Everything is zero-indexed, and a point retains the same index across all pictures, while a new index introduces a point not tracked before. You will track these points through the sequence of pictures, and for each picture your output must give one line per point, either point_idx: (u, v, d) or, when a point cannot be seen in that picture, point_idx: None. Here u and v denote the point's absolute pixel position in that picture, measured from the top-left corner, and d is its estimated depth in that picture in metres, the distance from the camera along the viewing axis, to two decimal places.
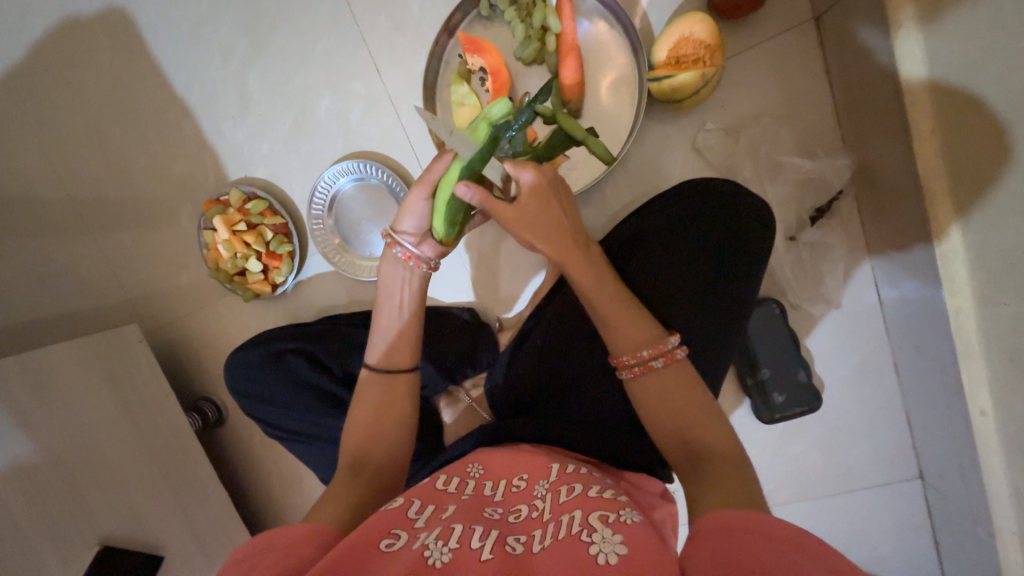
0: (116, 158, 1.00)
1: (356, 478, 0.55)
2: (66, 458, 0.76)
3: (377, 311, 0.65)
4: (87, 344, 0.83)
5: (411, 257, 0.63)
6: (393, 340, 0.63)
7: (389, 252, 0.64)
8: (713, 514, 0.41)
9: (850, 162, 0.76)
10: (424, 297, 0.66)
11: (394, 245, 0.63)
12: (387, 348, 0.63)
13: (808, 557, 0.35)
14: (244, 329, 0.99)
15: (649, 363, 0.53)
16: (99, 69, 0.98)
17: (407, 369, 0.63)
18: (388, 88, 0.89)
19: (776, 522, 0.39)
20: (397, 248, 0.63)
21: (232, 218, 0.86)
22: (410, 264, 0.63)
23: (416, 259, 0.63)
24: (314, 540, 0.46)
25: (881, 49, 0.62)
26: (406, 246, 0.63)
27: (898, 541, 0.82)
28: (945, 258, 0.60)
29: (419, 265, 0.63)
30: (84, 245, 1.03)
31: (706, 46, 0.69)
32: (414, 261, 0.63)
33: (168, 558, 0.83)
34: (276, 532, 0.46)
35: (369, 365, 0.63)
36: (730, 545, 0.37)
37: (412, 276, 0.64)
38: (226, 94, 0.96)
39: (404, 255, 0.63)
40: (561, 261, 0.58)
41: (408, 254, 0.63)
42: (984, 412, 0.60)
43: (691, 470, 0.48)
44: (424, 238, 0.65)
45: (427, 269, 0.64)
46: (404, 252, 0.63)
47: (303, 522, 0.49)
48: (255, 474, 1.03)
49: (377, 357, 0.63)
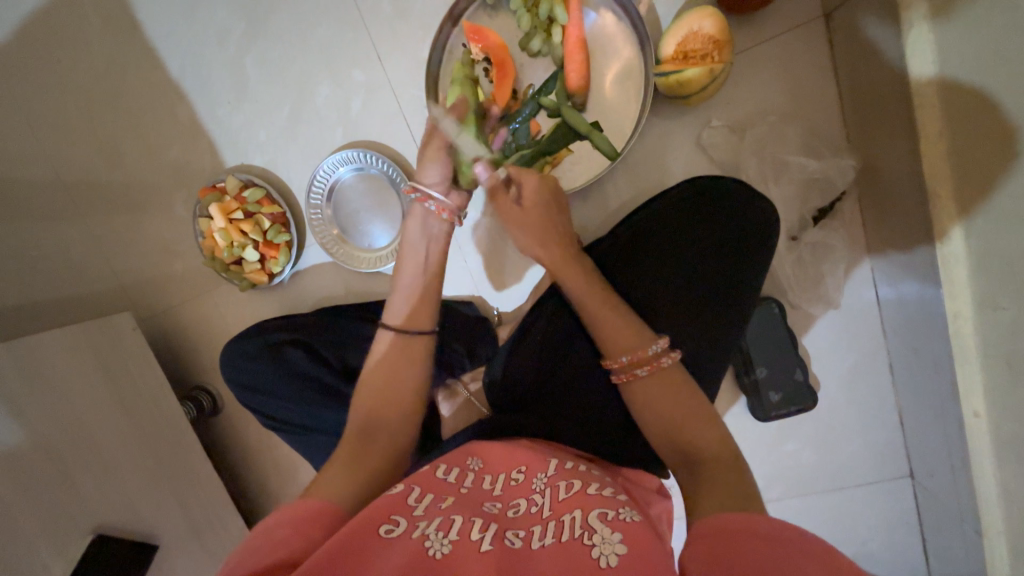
0: (109, 141, 0.98)
1: (359, 466, 0.54)
2: (58, 447, 0.75)
3: (400, 268, 0.66)
4: (80, 332, 0.81)
5: (443, 209, 0.65)
6: (417, 297, 0.64)
7: (416, 209, 0.65)
8: (709, 517, 0.42)
9: (855, 162, 0.75)
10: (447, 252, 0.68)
11: (423, 200, 0.65)
12: (412, 306, 0.64)
13: (809, 557, 0.35)
14: (241, 318, 0.98)
15: (634, 371, 0.54)
16: (91, 49, 0.95)
17: (428, 331, 0.63)
18: (390, 77, 0.87)
19: (769, 524, 0.39)
20: (428, 203, 0.65)
21: (229, 207, 0.85)
22: (443, 216, 0.65)
23: (448, 210, 0.65)
24: (321, 521, 0.46)
25: (891, 49, 0.61)
26: (437, 199, 0.65)
27: (886, 538, 0.84)
28: (945, 260, 0.59)
29: (450, 217, 0.65)
30: (76, 231, 1.01)
31: (715, 41, 0.68)
32: (446, 213, 0.65)
33: (163, 546, 0.83)
34: (283, 512, 0.46)
35: (391, 323, 0.63)
36: (727, 546, 0.38)
37: (443, 228, 0.66)
38: (222, 78, 0.94)
39: (436, 208, 0.65)
40: (555, 271, 0.62)
41: (440, 206, 0.65)
42: (977, 413, 0.60)
43: (690, 473, 0.48)
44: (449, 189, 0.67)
45: (455, 221, 0.67)
46: (435, 206, 0.65)
47: (309, 498, 0.49)
48: (251, 463, 1.03)
49: (400, 318, 0.63)
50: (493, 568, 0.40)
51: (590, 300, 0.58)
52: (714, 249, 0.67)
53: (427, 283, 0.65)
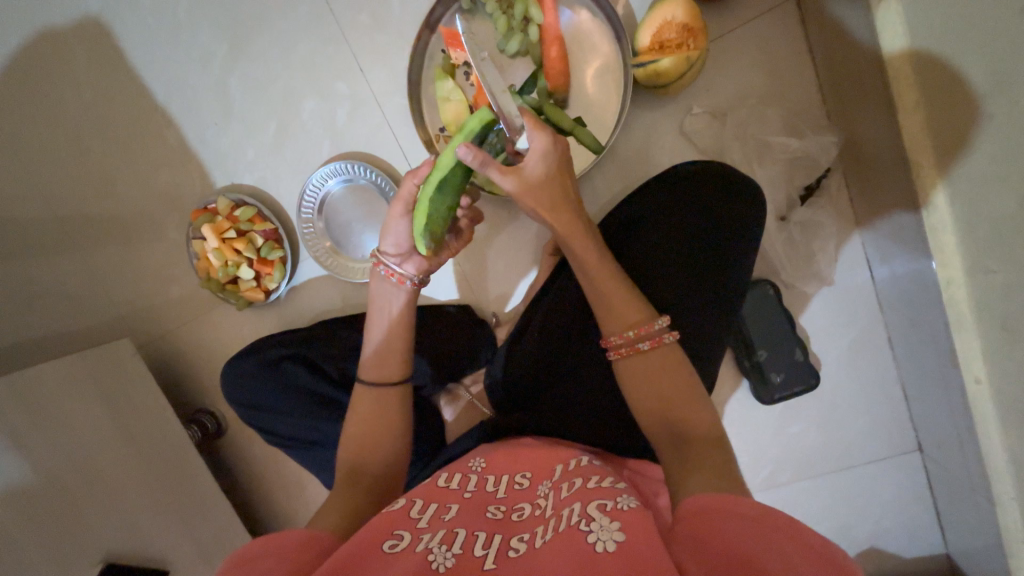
0: (99, 171, 0.99)
1: (353, 493, 0.55)
2: (63, 479, 0.74)
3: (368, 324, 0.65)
4: (80, 361, 0.81)
5: (395, 274, 0.63)
6: (383, 353, 0.63)
7: (374, 272, 0.65)
8: (692, 499, 0.41)
9: (836, 138, 0.76)
10: (414, 311, 0.66)
11: (378, 266, 0.64)
12: (375, 360, 0.63)
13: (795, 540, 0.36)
14: (239, 337, 0.98)
15: (636, 345, 0.54)
16: (76, 80, 0.96)
17: (399, 381, 0.62)
18: (373, 88, 0.88)
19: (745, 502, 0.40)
20: (381, 267, 0.64)
21: (221, 227, 0.85)
22: (394, 280, 0.64)
23: (400, 275, 0.63)
24: (312, 545, 0.46)
25: (861, 26, 0.62)
26: (389, 265, 0.63)
27: (900, 514, 0.83)
28: (934, 229, 0.60)
29: (403, 282, 0.64)
30: (71, 261, 1.02)
31: (689, 30, 0.69)
32: (398, 278, 0.63)
33: (173, 571, 0.83)
34: (272, 538, 0.46)
35: (359, 378, 0.63)
36: (709, 532, 0.38)
37: (399, 293, 0.64)
38: (208, 100, 0.94)
39: (387, 274, 0.64)
40: (566, 237, 0.59)
41: (391, 273, 0.63)
42: (978, 379, 0.60)
43: (677, 453, 0.48)
44: (408, 256, 0.64)
45: (413, 285, 0.64)
46: (387, 272, 0.63)
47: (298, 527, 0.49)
48: (258, 483, 1.02)
49: (369, 372, 0.62)
50: None
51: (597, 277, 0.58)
52: (706, 236, 0.67)
53: (392, 339, 0.63)
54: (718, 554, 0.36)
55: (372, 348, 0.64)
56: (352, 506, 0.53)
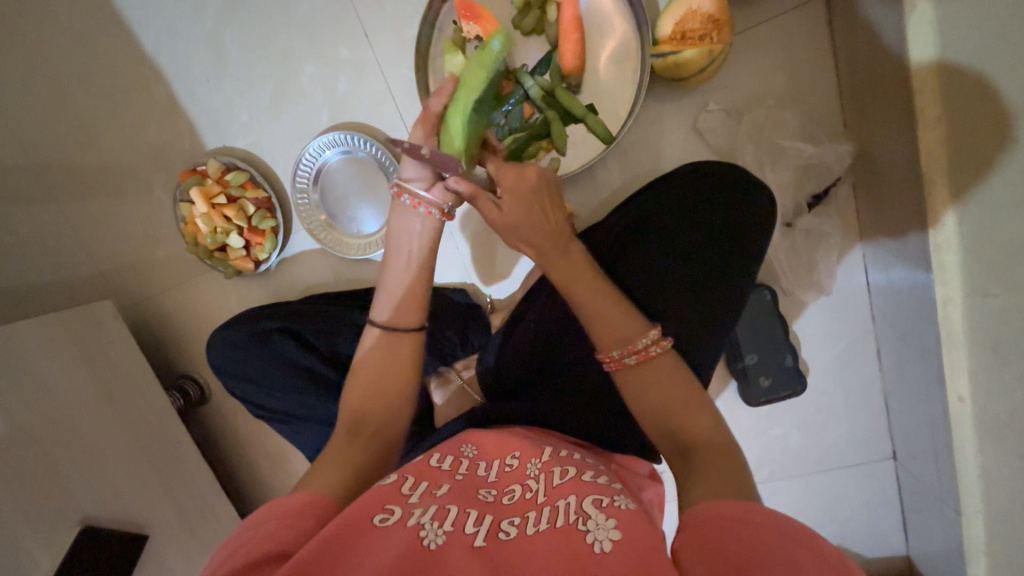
0: (81, 121, 0.93)
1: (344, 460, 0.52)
2: (39, 441, 0.73)
3: (384, 265, 0.62)
4: (60, 321, 0.79)
5: (421, 204, 0.59)
6: (403, 296, 0.61)
7: (397, 202, 0.60)
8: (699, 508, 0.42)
9: (851, 148, 0.75)
10: (436, 248, 0.62)
11: (401, 194, 0.59)
12: (397, 304, 0.60)
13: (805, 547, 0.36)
14: (228, 306, 0.95)
15: (622, 361, 0.53)
16: (57, 22, 0.90)
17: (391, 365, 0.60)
18: (377, 55, 0.84)
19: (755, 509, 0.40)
20: (404, 197, 0.59)
21: (211, 191, 0.82)
22: (421, 211, 0.60)
23: (427, 204, 0.59)
24: (310, 512, 0.45)
25: (892, 32, 0.60)
26: (414, 193, 0.59)
27: (869, 517, 0.86)
28: (937, 248, 0.59)
29: (431, 212, 0.59)
30: (49, 216, 0.97)
31: (714, 21, 0.66)
32: (425, 207, 0.59)
33: (154, 535, 0.82)
34: (269, 507, 0.45)
35: (374, 321, 0.61)
36: (718, 540, 0.38)
37: (425, 224, 0.60)
38: (200, 55, 0.89)
39: (414, 204, 0.59)
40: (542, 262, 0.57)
41: (418, 202, 0.59)
42: (962, 398, 0.61)
43: (684, 459, 0.49)
44: (432, 183, 0.61)
45: (440, 216, 0.60)
46: (412, 200, 0.59)
47: (297, 493, 0.47)
48: (241, 452, 1.02)
49: (385, 314, 0.61)
50: (486, 567, 0.40)
51: (578, 285, 0.56)
52: (711, 239, 0.66)
53: (414, 281, 0.61)
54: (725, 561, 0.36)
55: (390, 292, 0.61)
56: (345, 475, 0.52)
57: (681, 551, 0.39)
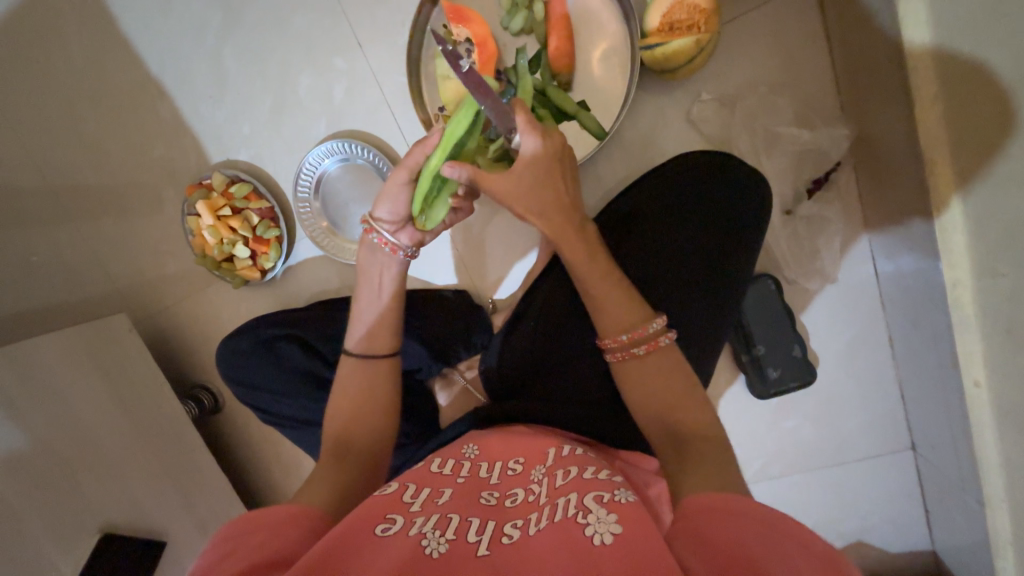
0: (93, 142, 0.97)
1: (341, 471, 0.54)
2: (59, 451, 0.75)
3: (355, 296, 0.64)
4: (76, 335, 0.82)
5: (388, 244, 0.63)
6: (371, 327, 0.62)
7: (366, 239, 0.63)
8: (691, 498, 0.41)
9: (849, 131, 0.74)
10: (404, 283, 0.65)
11: (371, 233, 0.63)
12: (366, 334, 0.62)
13: (791, 537, 0.36)
14: (236, 316, 0.98)
15: (631, 349, 0.53)
16: (67, 49, 0.94)
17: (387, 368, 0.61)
18: (371, 64, 0.85)
19: (743, 501, 0.39)
20: (373, 235, 0.63)
21: (216, 204, 0.84)
22: (387, 250, 0.63)
23: (394, 246, 0.63)
24: (301, 521, 0.46)
25: (883, 11, 0.59)
26: (383, 233, 0.62)
27: (889, 511, 0.84)
28: (944, 229, 0.57)
29: (396, 252, 0.63)
30: (65, 235, 1.01)
31: (699, 10, 0.66)
32: (392, 248, 0.63)
33: (172, 542, 0.84)
34: (261, 515, 0.46)
35: (347, 350, 0.62)
36: (711, 532, 0.37)
37: (391, 262, 0.63)
38: (202, 73, 0.92)
39: (380, 243, 0.63)
40: (556, 239, 0.58)
41: (385, 242, 0.62)
42: (978, 383, 0.59)
43: (677, 452, 0.47)
44: (402, 225, 0.64)
45: (405, 256, 0.64)
46: (380, 240, 0.63)
47: (290, 503, 0.48)
48: (255, 459, 1.04)
49: (356, 343, 0.62)
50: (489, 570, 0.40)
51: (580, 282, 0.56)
52: (709, 232, 0.65)
53: (383, 313, 0.63)
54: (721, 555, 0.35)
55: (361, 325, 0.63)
56: (346, 479, 0.53)
57: (675, 542, 0.39)
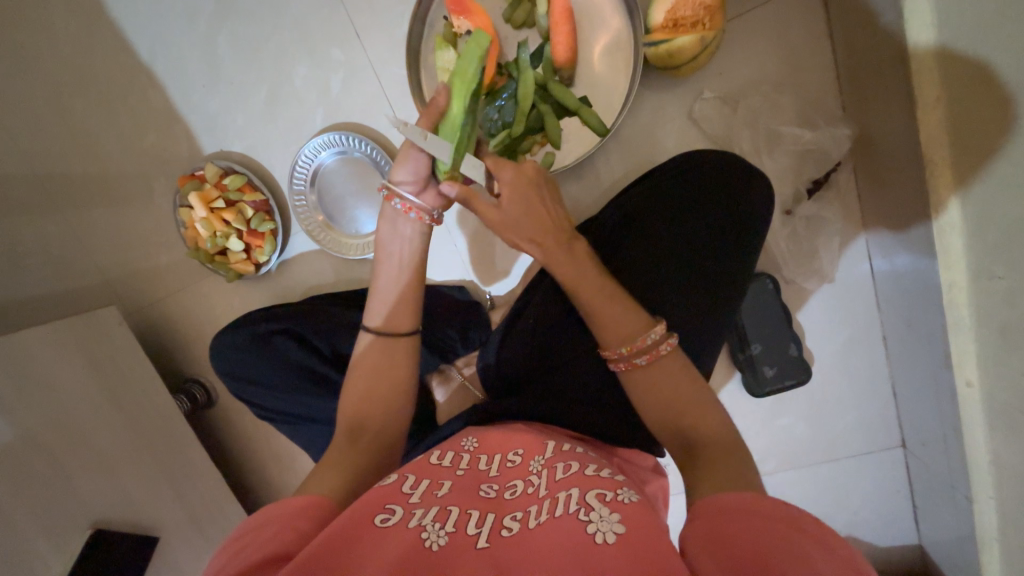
0: (81, 130, 0.94)
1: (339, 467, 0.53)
2: (47, 446, 0.74)
3: (375, 272, 0.62)
4: (65, 328, 0.80)
5: (412, 208, 0.59)
6: (393, 303, 0.61)
7: (387, 206, 0.60)
8: (710, 497, 0.41)
9: (850, 132, 0.74)
10: (426, 251, 0.62)
11: (392, 198, 0.59)
12: (390, 309, 0.61)
13: (817, 543, 0.36)
14: (230, 310, 0.96)
15: (633, 361, 0.53)
16: (54, 33, 0.91)
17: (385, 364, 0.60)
18: (369, 54, 0.84)
19: (772, 501, 0.39)
20: (395, 201, 0.59)
21: (209, 195, 0.83)
22: (412, 215, 0.59)
23: (418, 210, 0.59)
24: (305, 513, 0.45)
25: (887, 12, 0.59)
26: (406, 197, 0.59)
27: (878, 506, 0.85)
28: (942, 230, 0.58)
29: (421, 217, 0.59)
30: (52, 224, 0.98)
31: (706, 7, 0.64)
32: (416, 212, 0.59)
33: (165, 537, 0.83)
34: (267, 510, 0.45)
35: (369, 328, 0.61)
36: (731, 532, 0.37)
37: (414, 230, 0.60)
38: (194, 61, 0.90)
39: (404, 208, 0.59)
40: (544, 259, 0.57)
41: (409, 206, 0.59)
42: (970, 383, 0.60)
43: (691, 462, 0.47)
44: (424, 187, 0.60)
45: (429, 221, 0.60)
46: (403, 204, 0.59)
47: (297, 495, 0.47)
48: (248, 454, 1.03)
49: (378, 320, 0.61)
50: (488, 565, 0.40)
51: (581, 283, 0.56)
52: (710, 232, 0.65)
53: (405, 286, 0.61)
54: (740, 555, 0.35)
55: (383, 299, 0.61)
56: (346, 468, 0.53)
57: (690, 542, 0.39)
